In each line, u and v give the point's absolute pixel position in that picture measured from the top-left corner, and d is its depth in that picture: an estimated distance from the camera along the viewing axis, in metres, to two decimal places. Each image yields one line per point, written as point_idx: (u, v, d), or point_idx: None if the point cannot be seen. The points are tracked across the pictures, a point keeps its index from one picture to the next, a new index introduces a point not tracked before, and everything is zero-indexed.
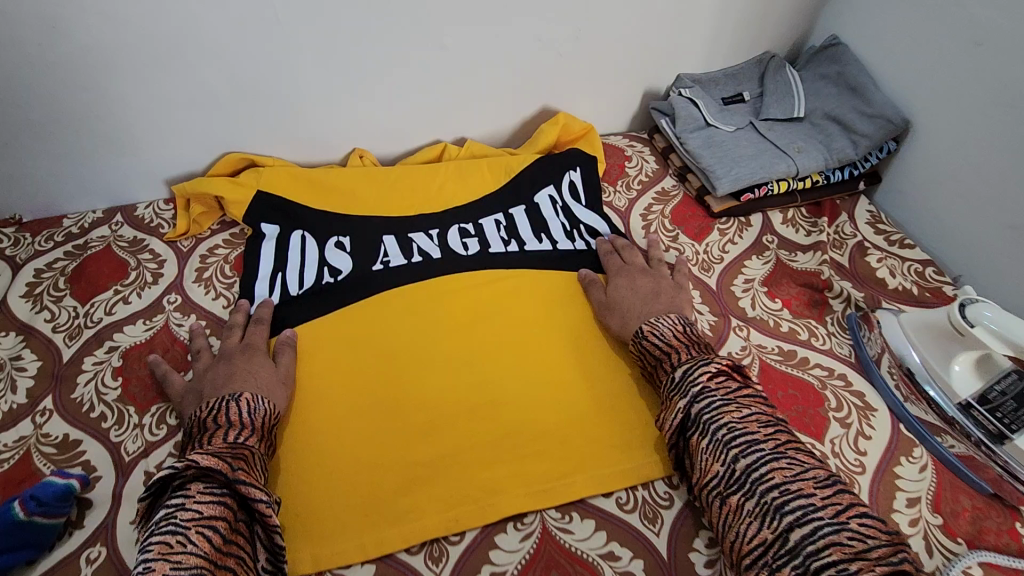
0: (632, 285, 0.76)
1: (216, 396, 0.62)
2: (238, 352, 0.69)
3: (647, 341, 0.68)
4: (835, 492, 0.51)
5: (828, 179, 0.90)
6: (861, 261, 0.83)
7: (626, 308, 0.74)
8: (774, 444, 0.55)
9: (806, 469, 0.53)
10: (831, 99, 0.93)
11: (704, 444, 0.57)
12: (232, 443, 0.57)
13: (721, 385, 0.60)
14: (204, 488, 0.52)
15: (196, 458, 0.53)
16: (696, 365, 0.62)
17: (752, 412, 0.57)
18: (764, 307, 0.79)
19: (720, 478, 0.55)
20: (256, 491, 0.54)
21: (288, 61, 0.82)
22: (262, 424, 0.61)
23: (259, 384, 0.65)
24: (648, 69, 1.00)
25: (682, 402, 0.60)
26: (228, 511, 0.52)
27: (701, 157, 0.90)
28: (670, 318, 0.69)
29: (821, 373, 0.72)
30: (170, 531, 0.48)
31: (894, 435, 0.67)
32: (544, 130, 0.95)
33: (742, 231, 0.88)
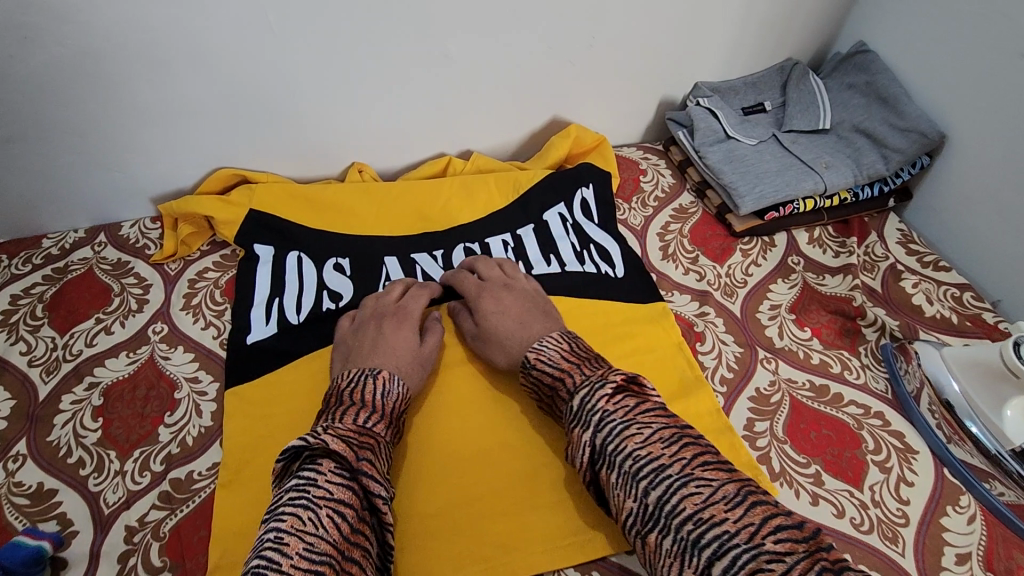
0: (503, 308, 0.69)
1: (358, 367, 0.62)
2: (391, 317, 0.68)
3: (537, 371, 0.61)
4: (746, 508, 0.44)
5: (857, 196, 0.85)
6: (894, 285, 0.78)
7: (504, 340, 0.66)
8: (681, 465, 0.48)
9: (716, 488, 0.46)
10: (860, 110, 0.88)
11: (613, 478, 0.51)
12: (360, 426, 0.55)
13: (619, 407, 0.53)
14: (336, 469, 0.50)
15: (327, 438, 0.51)
16: (592, 390, 0.55)
17: (652, 431, 0.51)
18: (792, 336, 0.74)
19: (636, 516, 0.48)
20: (375, 484, 0.51)
21: (283, 70, 0.76)
22: (392, 410, 0.59)
23: (397, 364, 0.63)
24: (664, 77, 0.94)
25: (584, 435, 0.53)
26: (354, 498, 0.49)
27: (722, 173, 0.84)
28: (553, 339, 0.63)
29: (856, 411, 0.67)
30: (303, 506, 0.46)
31: (939, 481, 0.62)
32: (554, 143, 0.90)
33: (766, 251, 0.83)
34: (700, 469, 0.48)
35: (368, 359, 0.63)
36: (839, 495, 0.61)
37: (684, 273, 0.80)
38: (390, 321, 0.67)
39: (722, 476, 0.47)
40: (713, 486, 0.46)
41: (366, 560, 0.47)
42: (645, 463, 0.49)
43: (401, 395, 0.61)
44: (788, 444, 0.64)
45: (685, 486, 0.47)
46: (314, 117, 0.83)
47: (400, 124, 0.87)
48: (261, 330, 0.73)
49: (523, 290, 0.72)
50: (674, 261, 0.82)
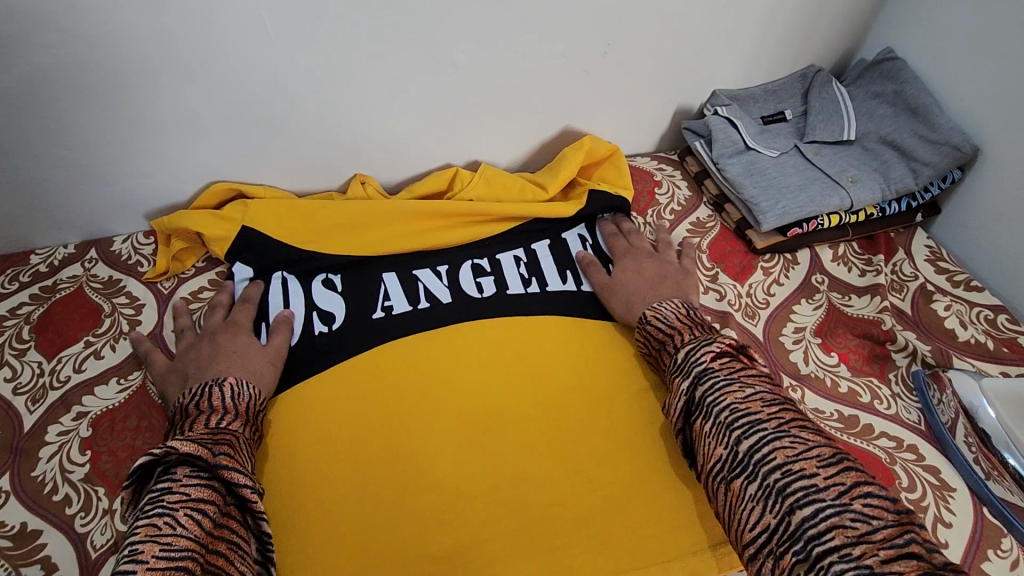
0: (639, 269, 0.74)
1: (199, 381, 0.60)
2: (221, 330, 0.68)
3: (650, 326, 0.64)
4: (841, 469, 0.43)
5: (883, 212, 0.81)
6: (925, 308, 0.74)
7: (630, 293, 0.72)
8: (778, 423, 0.47)
9: (810, 447, 0.45)
10: (886, 122, 0.84)
11: (706, 427, 0.50)
12: (213, 429, 0.53)
13: (725, 366, 0.52)
14: (191, 472, 0.47)
15: (174, 444, 0.49)
16: (700, 347, 0.55)
17: (755, 391, 0.50)
18: (818, 362, 0.70)
19: (722, 462, 0.47)
20: (238, 475, 0.49)
21: (285, 78, 0.72)
22: (249, 412, 0.59)
23: (243, 366, 0.63)
24: (682, 84, 0.90)
25: (685, 385, 0.53)
26: (215, 495, 0.47)
27: (742, 187, 0.81)
28: (672, 304, 0.66)
29: (888, 444, 0.63)
30: (155, 513, 0.43)
31: (978, 522, 0.58)
32: (567, 155, 0.86)
33: (789, 269, 0.80)
34: (797, 430, 0.47)
35: (214, 367, 0.62)
36: None
37: (703, 293, 0.76)
38: (227, 331, 0.67)
39: (818, 439, 0.46)
40: (808, 445, 0.45)
41: (235, 554, 0.46)
42: (742, 415, 0.48)
43: (256, 396, 0.61)
44: None
45: (780, 439, 0.46)
46: (317, 126, 0.79)
47: (406, 134, 0.84)
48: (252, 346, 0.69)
49: (663, 261, 0.76)
50: None
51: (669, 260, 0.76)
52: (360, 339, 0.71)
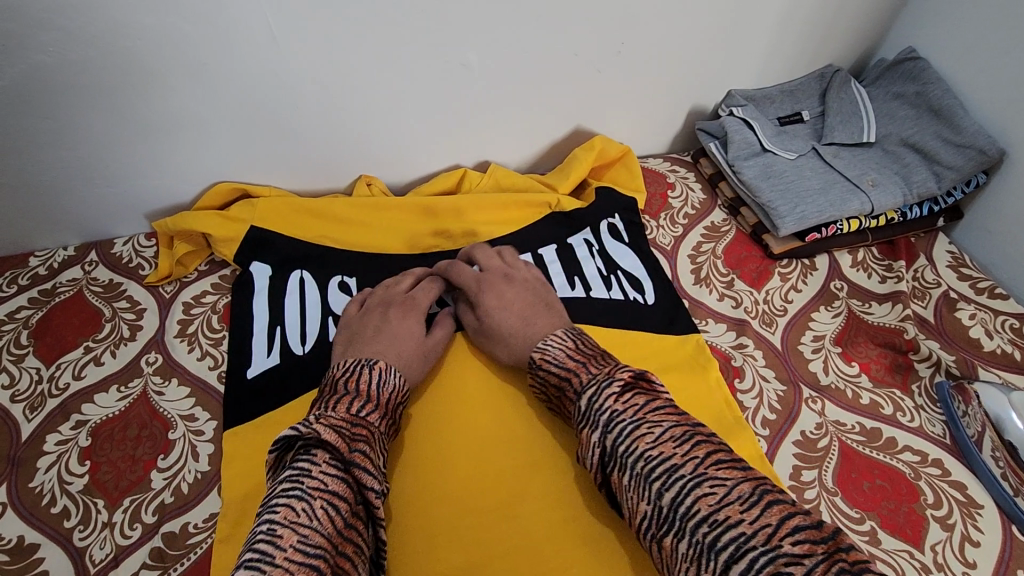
0: (506, 303, 0.64)
1: (356, 358, 0.57)
2: (398, 305, 0.65)
3: (542, 371, 0.57)
4: (764, 507, 0.39)
5: (904, 216, 0.79)
6: (949, 316, 0.72)
7: (507, 336, 0.62)
8: (695, 464, 0.43)
9: (731, 486, 0.41)
10: (908, 124, 0.82)
11: (625, 481, 0.45)
12: (353, 416, 0.50)
13: (629, 405, 0.47)
14: (330, 459, 0.45)
15: (319, 426, 0.47)
16: (601, 388, 0.50)
17: (664, 429, 0.45)
18: (838, 372, 0.68)
19: (650, 519, 0.43)
20: (369, 478, 0.47)
21: (291, 76, 0.70)
22: (389, 402, 0.55)
23: (400, 354, 0.60)
24: (697, 84, 0.88)
25: (594, 436, 0.48)
26: (349, 491, 0.45)
27: (759, 191, 0.79)
28: (558, 337, 0.59)
29: (912, 458, 0.61)
30: (296, 497, 0.42)
31: (1007, 541, 0.56)
32: (578, 156, 0.84)
33: (807, 275, 0.77)
34: (715, 468, 0.42)
35: (370, 346, 0.59)
36: (898, 556, 0.55)
37: (719, 299, 0.75)
38: (406, 311, 0.64)
39: (737, 476, 0.42)
40: (727, 485, 0.41)
41: (358, 559, 0.43)
42: (657, 463, 0.43)
43: (399, 387, 0.57)
44: (839, 496, 0.59)
45: (700, 484, 0.41)
46: (324, 124, 0.77)
47: (414, 134, 0.81)
48: (263, 362, 0.67)
49: (525, 284, 0.67)
50: (708, 286, 0.76)
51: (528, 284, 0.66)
52: None
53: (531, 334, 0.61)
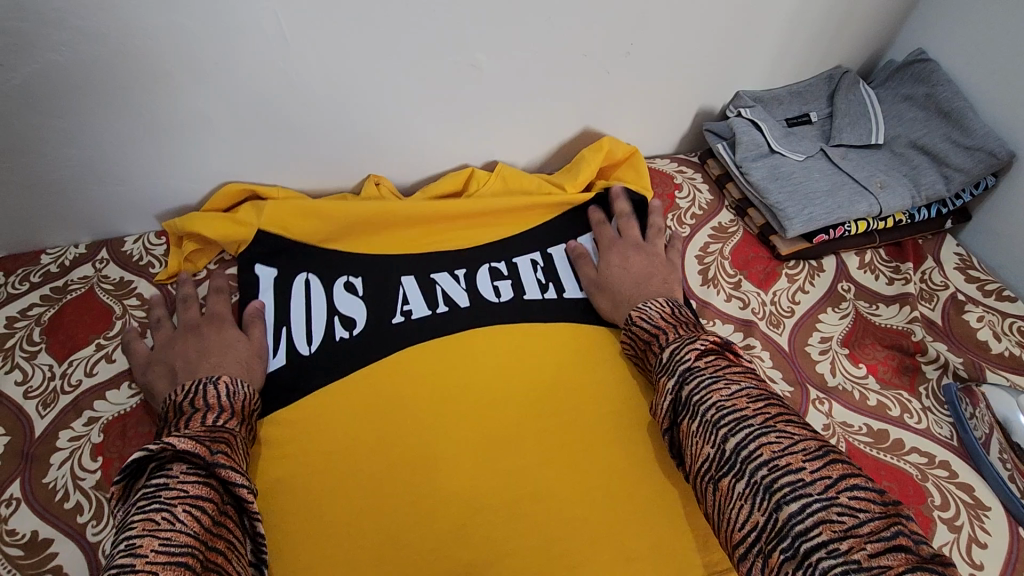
0: (627, 265, 0.74)
1: (194, 379, 0.60)
2: (206, 323, 0.68)
3: (636, 326, 0.63)
4: (828, 462, 0.42)
5: (912, 218, 0.79)
6: (957, 318, 0.72)
7: (617, 290, 0.72)
8: (764, 418, 0.45)
9: (796, 441, 0.43)
10: (918, 126, 0.82)
11: (693, 427, 0.48)
12: (209, 427, 0.53)
13: (710, 363, 0.51)
14: (187, 468, 0.46)
15: (173, 438, 0.47)
16: (684, 343, 0.54)
17: (740, 387, 0.48)
18: (845, 374, 0.68)
19: (710, 461, 0.46)
20: (235, 474, 0.48)
21: (303, 76, 0.71)
22: (241, 408, 0.58)
23: (232, 364, 0.63)
24: (705, 85, 0.88)
25: (670, 383, 0.51)
26: (213, 492, 0.46)
27: (767, 192, 0.79)
28: (658, 302, 0.64)
29: (919, 460, 0.62)
30: (154, 509, 0.42)
31: (1013, 543, 0.57)
32: (587, 157, 0.84)
33: (814, 277, 0.77)
34: (783, 425, 0.45)
35: (201, 367, 0.62)
36: None
37: (726, 300, 0.75)
38: (208, 327, 0.67)
39: (805, 433, 0.44)
40: (794, 440, 0.44)
41: (232, 552, 0.45)
42: (728, 412, 0.46)
43: (249, 393, 0.61)
44: None
45: (767, 434, 0.44)
46: (334, 123, 0.77)
47: (423, 134, 0.82)
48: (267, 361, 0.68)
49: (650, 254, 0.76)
50: (715, 287, 0.76)
51: (656, 254, 0.75)
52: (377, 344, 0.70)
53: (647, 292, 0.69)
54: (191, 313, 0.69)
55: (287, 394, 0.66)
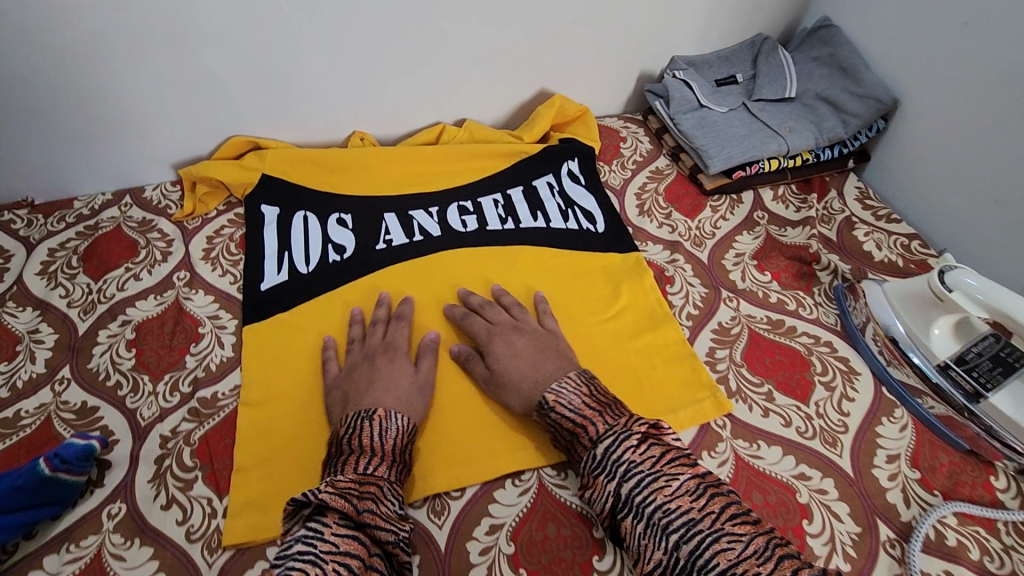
0: (517, 352, 0.67)
1: (356, 408, 0.61)
2: (380, 354, 0.68)
3: (555, 414, 0.59)
4: (779, 563, 0.45)
5: (818, 157, 0.93)
6: (848, 235, 0.86)
7: (519, 383, 0.64)
8: (712, 520, 0.48)
9: (748, 544, 0.47)
10: (824, 80, 0.96)
11: (639, 528, 0.50)
12: (362, 473, 0.54)
13: (646, 457, 0.53)
14: (340, 520, 0.50)
15: (325, 493, 0.51)
16: (617, 438, 0.54)
17: (680, 483, 0.51)
18: (753, 279, 0.82)
19: (663, 569, 0.48)
20: (384, 532, 0.51)
21: (293, 44, 0.84)
22: (393, 448, 0.58)
23: (397, 394, 0.64)
24: (644, 51, 1.02)
25: (608, 485, 0.52)
26: (362, 548, 0.49)
27: (694, 137, 0.93)
28: (572, 382, 0.61)
29: (807, 340, 0.75)
30: (309, 562, 0.46)
31: (876, 397, 0.70)
32: (541, 114, 0.98)
33: (734, 207, 0.91)
34: (730, 523, 0.48)
35: (367, 396, 0.63)
36: (787, 409, 0.69)
37: (658, 227, 0.89)
38: (383, 358, 0.67)
39: (750, 530, 0.48)
40: (743, 541, 0.47)
41: None
42: (677, 516, 0.49)
43: (403, 429, 0.61)
44: (745, 366, 0.73)
45: (718, 540, 0.47)
46: (322, 85, 0.90)
47: (400, 95, 0.95)
48: (273, 277, 0.82)
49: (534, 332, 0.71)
50: (650, 216, 0.90)
51: (538, 332, 0.70)
52: (362, 263, 0.83)
53: (542, 373, 0.64)
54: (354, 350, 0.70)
55: (285, 303, 0.78)
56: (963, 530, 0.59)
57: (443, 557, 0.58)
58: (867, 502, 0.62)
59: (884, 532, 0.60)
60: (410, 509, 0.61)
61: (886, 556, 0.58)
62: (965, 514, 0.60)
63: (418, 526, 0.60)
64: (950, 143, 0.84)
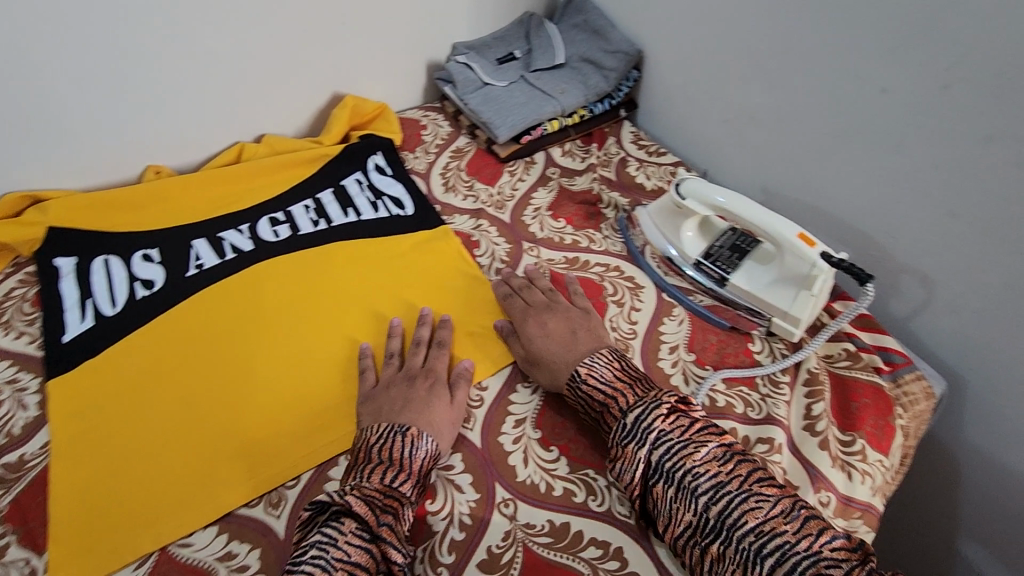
0: (547, 332, 0.73)
1: (389, 424, 0.64)
2: (421, 376, 0.70)
3: (586, 386, 0.65)
4: (803, 520, 0.52)
5: (593, 111, 1.05)
6: (624, 172, 0.98)
7: (552, 363, 0.70)
8: (739, 482, 0.54)
9: (775, 503, 0.53)
10: (583, 44, 1.08)
11: (670, 493, 0.56)
12: (387, 487, 0.58)
13: (675, 426, 0.58)
14: (357, 528, 0.54)
15: (350, 499, 0.56)
16: (648, 408, 0.60)
17: (708, 450, 0.57)
18: (550, 227, 0.91)
19: (693, 528, 0.54)
20: (394, 552, 0.55)
21: (52, 88, 0.82)
22: (421, 469, 0.61)
23: (428, 421, 0.65)
24: (424, 42, 1.09)
25: (640, 451, 0.58)
26: (370, 562, 0.53)
27: (481, 113, 1.01)
28: (604, 357, 0.67)
29: (599, 269, 0.85)
30: (320, 567, 0.51)
31: (658, 303, 0.80)
32: (337, 116, 1.02)
33: (528, 168, 1.01)
34: (758, 485, 0.54)
35: (400, 415, 0.65)
36: None
37: (463, 199, 0.96)
38: (424, 382, 0.69)
39: (778, 492, 0.54)
40: (771, 501, 0.53)
41: None
42: (705, 479, 0.55)
43: (431, 452, 0.63)
44: None
45: (747, 500, 0.53)
46: (97, 126, 0.89)
47: (188, 122, 0.95)
48: (76, 327, 0.79)
49: (566, 311, 0.75)
50: (455, 191, 0.97)
51: (569, 310, 0.75)
52: (172, 293, 0.82)
53: (576, 353, 0.69)
54: (393, 366, 0.72)
55: (91, 349, 0.76)
56: (730, 391, 0.71)
57: (283, 543, 0.61)
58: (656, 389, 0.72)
59: None
60: (247, 510, 0.64)
61: None
62: (731, 379, 0.72)
63: (257, 522, 0.63)
64: (686, 77, 0.98)
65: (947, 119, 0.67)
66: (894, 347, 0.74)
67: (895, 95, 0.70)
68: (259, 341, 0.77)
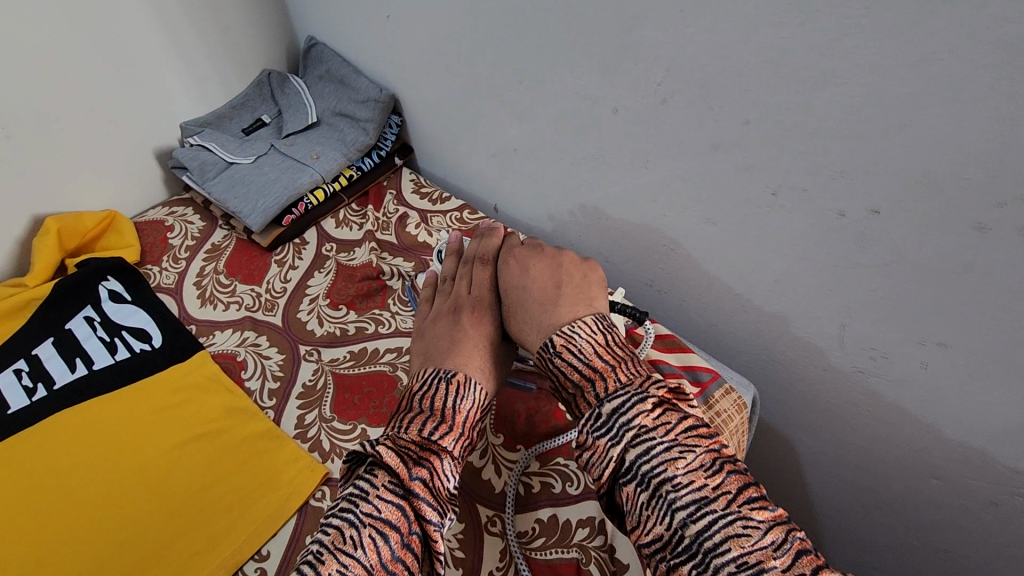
0: (525, 283, 0.64)
1: (437, 365, 0.58)
2: (467, 306, 0.65)
3: (561, 361, 0.54)
4: (796, 555, 0.40)
5: (361, 169, 0.94)
6: (404, 233, 0.88)
7: (532, 320, 0.60)
8: (728, 500, 0.43)
9: (766, 531, 0.41)
10: (332, 96, 0.97)
11: (641, 499, 0.45)
12: (427, 437, 0.50)
13: (660, 423, 0.47)
14: (390, 482, 0.48)
15: (385, 449, 0.49)
16: (631, 399, 0.49)
17: (694, 455, 0.45)
18: (329, 320, 0.78)
19: (664, 543, 0.43)
20: (428, 509, 0.47)
21: None
22: (467, 421, 0.53)
23: (476, 361, 0.58)
24: (139, 131, 0.93)
25: (613, 447, 0.47)
26: (403, 521, 0.46)
27: (226, 202, 0.87)
28: (586, 326, 0.56)
29: (391, 356, 0.73)
30: (349, 522, 0.46)
31: None
32: (40, 245, 0.83)
33: (299, 251, 0.88)
34: (748, 507, 0.42)
35: (446, 352, 0.59)
36: None
37: (224, 309, 0.82)
38: (469, 313, 0.63)
39: (769, 518, 0.42)
40: (761, 530, 0.41)
41: None
42: (687, 491, 0.43)
43: (480, 400, 0.55)
44: (335, 419, 0.69)
45: (732, 524, 0.41)
46: None
47: None
48: None
49: (551, 258, 0.66)
50: (213, 302, 0.83)
51: (555, 261, 0.65)
52: None
53: (559, 312, 0.58)
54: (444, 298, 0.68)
55: None
56: (546, 469, 0.62)
57: None
58: (465, 492, 0.63)
59: (486, 513, 0.61)
60: None
61: (489, 537, 0.59)
62: (546, 453, 0.64)
63: None
64: (444, 114, 0.90)
65: (673, 134, 0.63)
66: (700, 364, 0.71)
67: (625, 114, 0.66)
68: (19, 536, 0.61)
